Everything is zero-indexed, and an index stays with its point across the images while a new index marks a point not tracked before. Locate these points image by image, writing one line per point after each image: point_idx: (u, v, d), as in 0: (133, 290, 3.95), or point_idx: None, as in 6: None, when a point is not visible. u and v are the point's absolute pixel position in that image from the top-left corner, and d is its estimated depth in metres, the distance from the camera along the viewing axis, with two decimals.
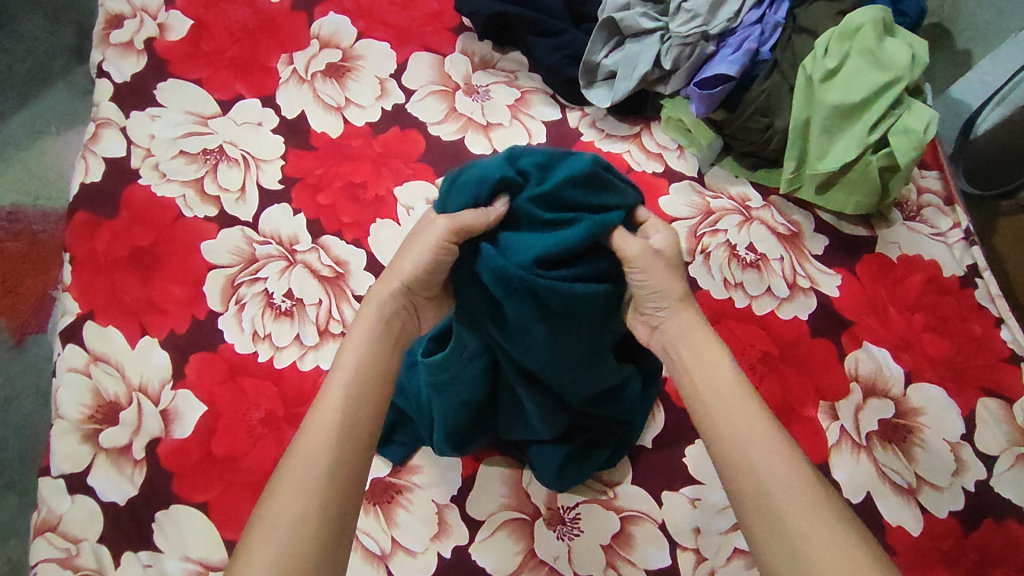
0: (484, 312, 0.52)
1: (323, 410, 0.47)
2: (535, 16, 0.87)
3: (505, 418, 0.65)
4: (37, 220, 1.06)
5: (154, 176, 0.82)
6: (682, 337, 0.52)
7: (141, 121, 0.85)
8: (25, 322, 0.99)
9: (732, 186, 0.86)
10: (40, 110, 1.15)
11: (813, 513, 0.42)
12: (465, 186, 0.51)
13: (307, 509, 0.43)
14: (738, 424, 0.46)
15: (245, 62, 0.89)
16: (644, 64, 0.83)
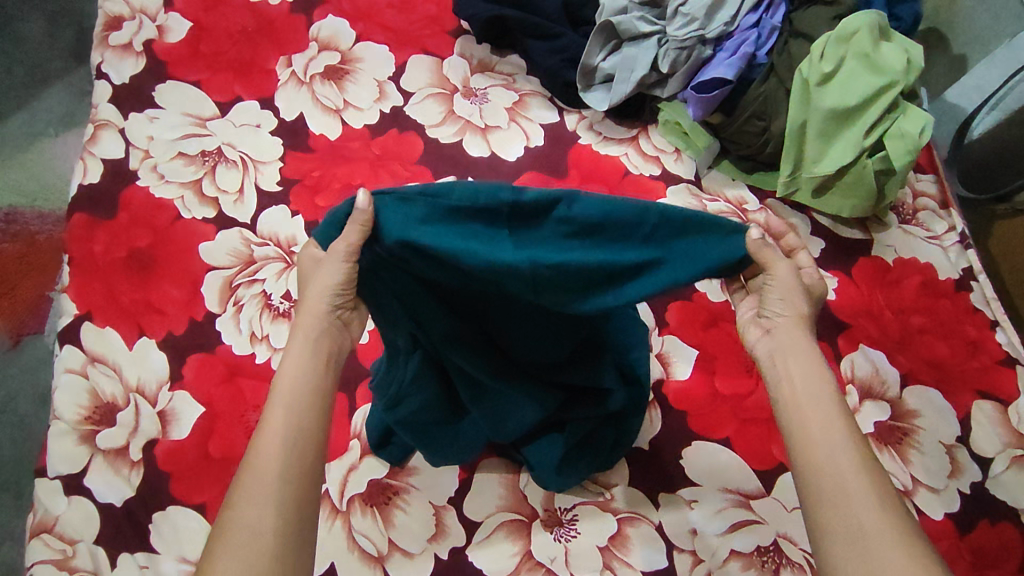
0: (423, 293, 0.50)
1: (268, 428, 0.47)
2: (533, 19, 0.87)
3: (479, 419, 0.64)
4: (34, 221, 1.06)
5: (152, 178, 0.82)
6: (790, 351, 0.50)
7: (140, 123, 0.85)
8: (23, 324, 0.99)
9: (730, 189, 0.87)
10: (39, 111, 1.15)
11: (889, 523, 0.43)
12: (438, 199, 0.44)
13: (265, 523, 0.43)
14: (824, 425, 0.47)
15: (244, 64, 0.89)
16: (641, 68, 0.83)
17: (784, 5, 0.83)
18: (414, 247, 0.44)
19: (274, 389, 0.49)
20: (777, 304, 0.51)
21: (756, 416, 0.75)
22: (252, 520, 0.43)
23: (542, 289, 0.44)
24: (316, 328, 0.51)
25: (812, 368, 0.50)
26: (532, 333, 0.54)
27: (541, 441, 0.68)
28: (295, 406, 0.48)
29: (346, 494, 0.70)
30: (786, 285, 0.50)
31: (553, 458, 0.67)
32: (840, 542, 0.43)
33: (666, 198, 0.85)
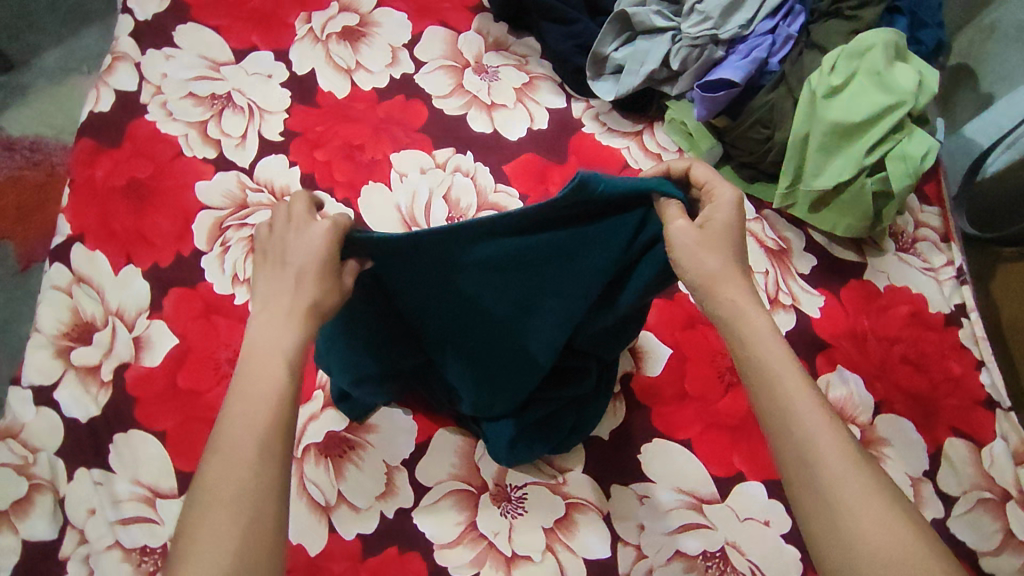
0: (501, 284, 0.53)
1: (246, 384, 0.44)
2: (551, 2, 0.86)
3: (469, 385, 0.64)
4: (56, 152, 1.10)
5: (161, 114, 0.84)
6: (738, 313, 0.50)
7: (156, 59, 0.87)
8: (33, 250, 1.03)
9: None
10: (75, 48, 1.19)
11: (859, 478, 0.43)
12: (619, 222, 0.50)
13: (266, 489, 0.40)
14: (786, 395, 0.46)
15: (265, 15, 0.92)
16: (652, 62, 0.82)
17: (803, 15, 0.82)
18: (582, 250, 0.51)
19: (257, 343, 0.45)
20: (710, 258, 0.49)
21: (722, 421, 0.74)
22: (256, 487, 0.40)
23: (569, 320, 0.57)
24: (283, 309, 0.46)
25: (766, 328, 0.49)
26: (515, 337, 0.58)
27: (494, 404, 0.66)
28: (290, 365, 0.45)
29: (302, 442, 0.70)
30: (691, 251, 0.48)
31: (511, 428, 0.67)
32: (808, 510, 0.44)
33: None
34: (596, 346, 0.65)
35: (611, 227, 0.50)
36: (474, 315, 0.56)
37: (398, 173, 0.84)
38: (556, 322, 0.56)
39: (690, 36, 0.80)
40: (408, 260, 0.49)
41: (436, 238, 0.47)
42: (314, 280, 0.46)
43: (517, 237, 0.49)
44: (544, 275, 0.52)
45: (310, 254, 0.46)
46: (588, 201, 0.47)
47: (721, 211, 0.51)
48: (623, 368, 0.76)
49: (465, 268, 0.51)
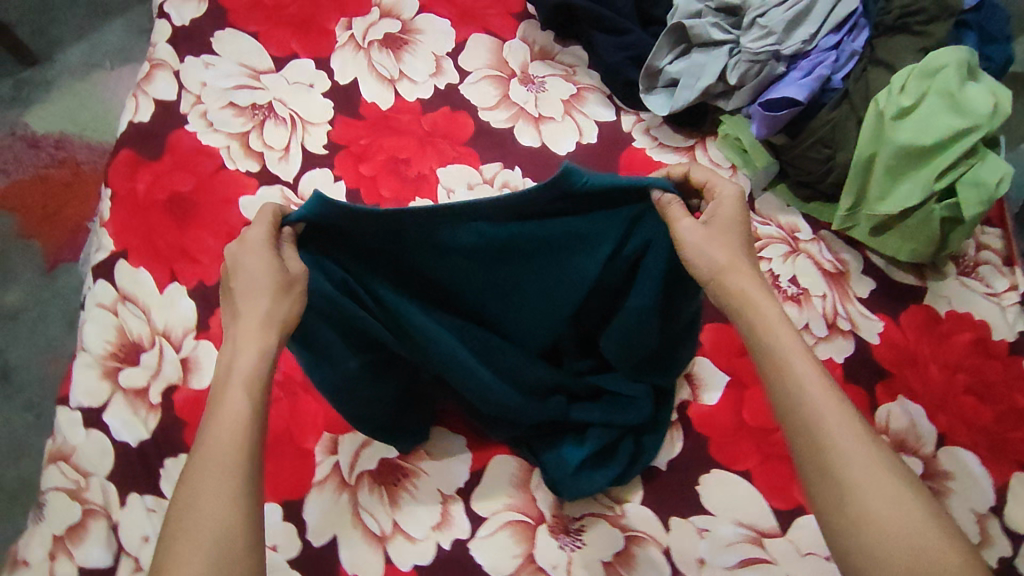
0: (482, 273, 0.60)
1: (219, 414, 0.48)
2: (599, 11, 0.83)
3: (497, 402, 0.65)
4: (81, 151, 1.08)
5: (201, 125, 0.82)
6: (750, 306, 0.52)
7: (195, 67, 0.85)
8: (61, 250, 1.01)
9: (783, 214, 0.84)
10: (98, 43, 1.17)
11: (864, 449, 0.46)
12: (597, 212, 0.57)
13: (233, 516, 0.44)
14: (794, 374, 0.49)
15: (305, 20, 0.89)
16: (708, 77, 0.80)
17: (866, 31, 0.79)
18: (565, 237, 0.59)
19: (233, 371, 0.50)
20: (715, 250, 0.54)
21: (782, 452, 0.72)
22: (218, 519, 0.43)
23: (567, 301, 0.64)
24: (259, 311, 0.51)
25: (776, 316, 0.52)
26: (514, 314, 0.65)
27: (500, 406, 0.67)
28: (250, 387, 0.49)
29: (355, 469, 0.69)
30: (698, 237, 0.54)
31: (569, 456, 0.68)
32: (818, 481, 0.46)
33: None
34: (625, 360, 0.68)
35: (600, 217, 0.57)
36: (463, 296, 0.63)
37: (446, 188, 0.82)
38: (553, 301, 0.64)
39: (751, 52, 0.77)
40: (395, 242, 0.57)
41: (422, 216, 0.54)
42: (268, 289, 0.51)
43: (498, 225, 0.57)
44: (532, 263, 0.61)
45: (256, 265, 0.52)
46: (570, 193, 0.55)
47: (725, 204, 0.56)
48: (680, 397, 0.75)
49: (448, 253, 0.58)
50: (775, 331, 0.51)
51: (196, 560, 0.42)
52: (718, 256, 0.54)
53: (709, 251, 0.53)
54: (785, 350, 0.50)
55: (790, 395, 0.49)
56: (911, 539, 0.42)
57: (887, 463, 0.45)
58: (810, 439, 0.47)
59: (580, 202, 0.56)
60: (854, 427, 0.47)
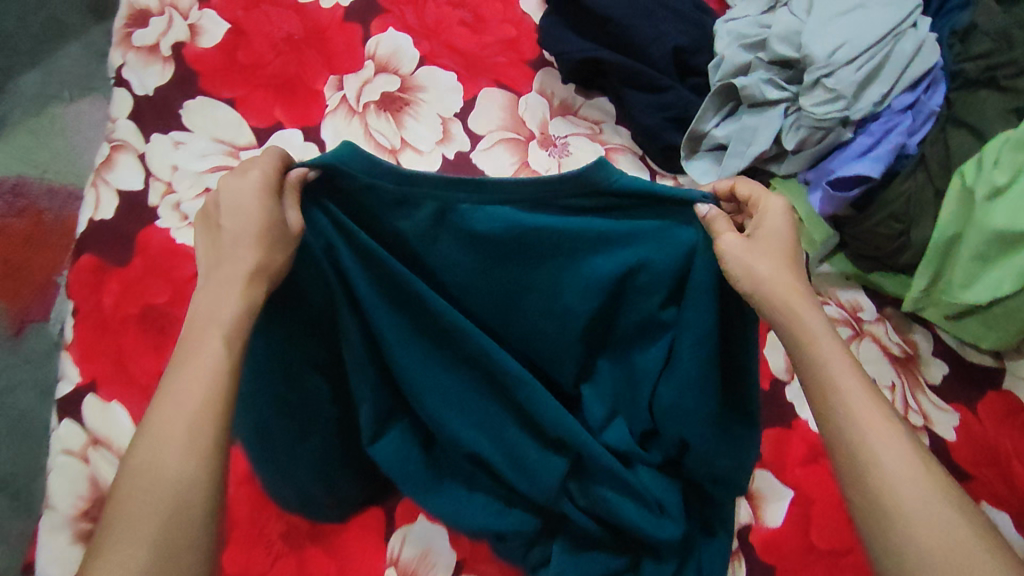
0: (483, 271, 0.53)
1: (185, 367, 0.41)
2: (635, 67, 0.71)
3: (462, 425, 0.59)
4: (44, 198, 0.89)
5: (175, 219, 0.72)
6: (789, 325, 0.46)
7: (163, 147, 0.73)
8: (26, 310, 0.81)
9: (842, 290, 0.75)
10: (54, 69, 0.97)
11: (906, 454, 0.40)
12: (625, 228, 0.50)
13: (177, 500, 0.38)
14: (837, 366, 0.44)
15: (288, 81, 0.78)
16: (761, 142, 0.69)
17: (943, 83, 0.68)
18: (590, 253, 0.51)
19: (201, 318, 0.44)
20: (762, 263, 0.47)
21: None
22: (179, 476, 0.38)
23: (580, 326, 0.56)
24: (229, 287, 0.44)
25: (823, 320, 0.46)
26: (504, 332, 0.58)
27: (457, 429, 0.59)
28: (230, 338, 0.43)
29: None
30: (742, 257, 0.47)
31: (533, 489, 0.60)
32: (851, 475, 0.41)
33: None
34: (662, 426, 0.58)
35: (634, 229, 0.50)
36: (452, 296, 0.56)
37: None
38: (564, 326, 0.56)
39: (814, 117, 0.65)
40: (385, 213, 0.50)
41: (438, 191, 0.48)
42: (257, 245, 0.44)
43: (523, 215, 0.50)
44: (542, 267, 0.53)
45: (248, 216, 0.45)
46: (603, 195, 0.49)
47: (771, 219, 0.49)
48: (740, 519, 0.66)
49: (447, 238, 0.51)
50: (818, 341, 0.45)
51: (150, 526, 0.37)
52: (761, 267, 0.47)
53: (759, 264, 0.47)
54: (822, 353, 0.45)
55: (827, 390, 0.44)
56: (927, 518, 0.38)
57: (910, 440, 0.41)
58: (848, 436, 0.42)
59: (614, 207, 0.50)
60: (878, 410, 0.42)
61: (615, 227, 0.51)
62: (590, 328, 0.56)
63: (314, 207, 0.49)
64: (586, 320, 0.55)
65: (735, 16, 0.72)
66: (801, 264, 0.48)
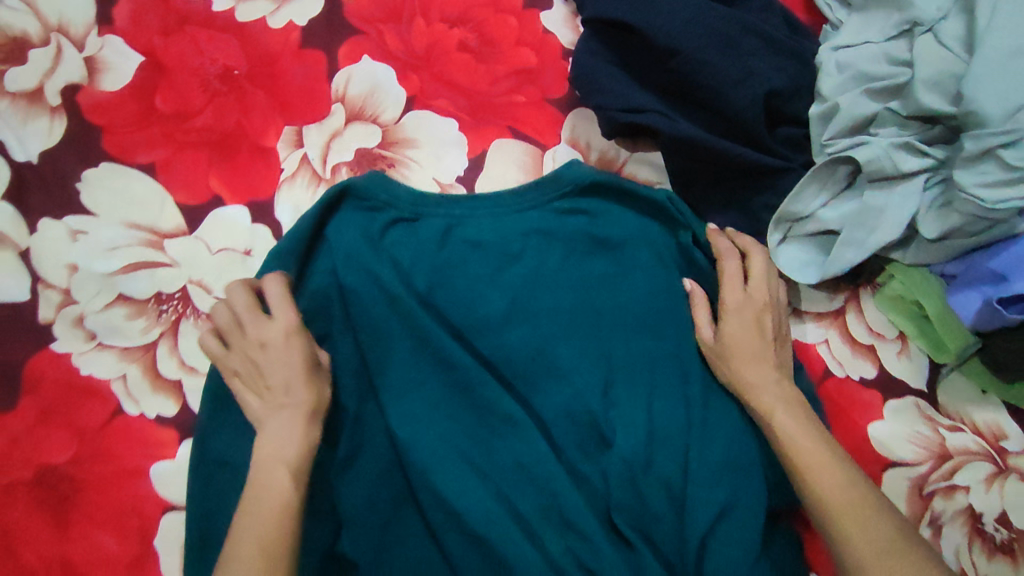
0: (489, 276, 0.53)
1: (257, 491, 0.41)
2: (698, 135, 0.51)
3: (462, 470, 0.49)
4: None
5: (77, 340, 0.52)
6: (787, 430, 0.45)
7: (55, 238, 0.53)
8: None
9: (980, 409, 0.55)
10: None
11: (902, 552, 0.38)
12: (603, 218, 0.55)
13: None
14: (819, 464, 0.42)
15: (227, 135, 0.57)
16: (889, 230, 0.48)
17: None
18: (582, 246, 0.54)
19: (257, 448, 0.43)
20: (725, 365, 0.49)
21: None
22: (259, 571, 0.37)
23: (582, 328, 0.52)
24: (275, 413, 0.45)
25: (808, 429, 0.45)
26: (521, 355, 0.51)
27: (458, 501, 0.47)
28: (295, 473, 0.42)
29: None
30: (749, 350, 0.49)
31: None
32: None
33: (884, 420, 0.54)
34: (670, 449, 0.49)
35: (615, 220, 0.55)
36: (464, 319, 0.52)
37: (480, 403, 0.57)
38: (568, 331, 0.52)
39: (980, 206, 0.45)
40: (405, 218, 0.54)
41: (445, 208, 0.54)
42: (303, 382, 0.46)
43: (520, 214, 0.55)
44: (540, 265, 0.54)
45: (287, 362, 0.46)
46: (572, 191, 0.55)
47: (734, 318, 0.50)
48: None
49: (459, 242, 0.54)
50: (774, 415, 0.46)
51: None
52: (750, 383, 0.48)
53: (750, 360, 0.49)
54: (783, 429, 0.45)
55: (811, 493, 0.42)
56: None
57: (894, 522, 0.40)
58: (837, 539, 0.40)
59: (591, 207, 0.55)
60: (869, 505, 0.40)
61: (595, 223, 0.54)
62: (603, 334, 0.52)
63: (345, 212, 0.54)
64: (588, 317, 0.52)
65: (847, 44, 0.52)
66: (766, 352, 0.49)
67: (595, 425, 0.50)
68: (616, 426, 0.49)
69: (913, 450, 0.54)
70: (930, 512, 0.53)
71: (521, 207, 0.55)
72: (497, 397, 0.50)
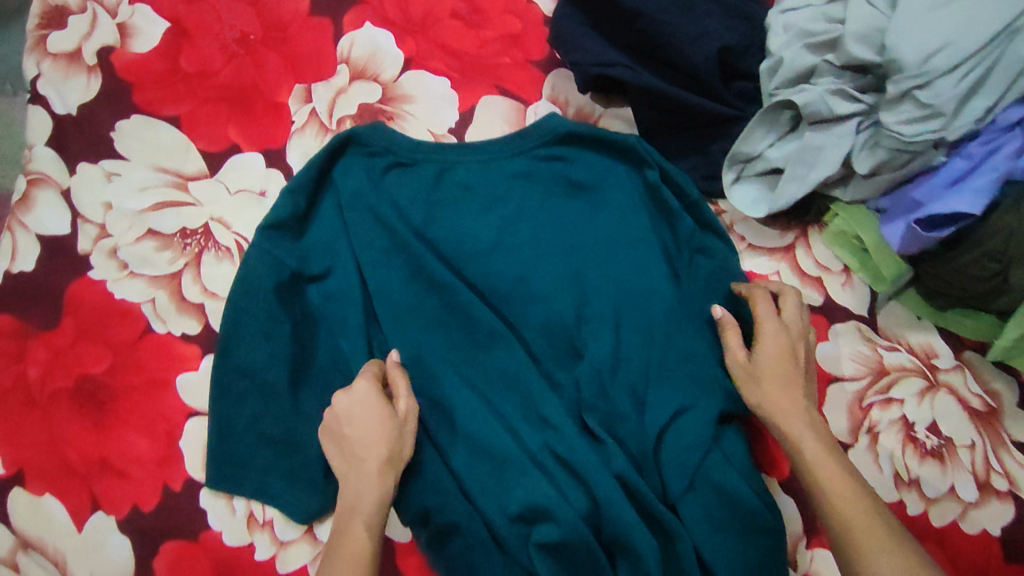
0: (477, 213, 0.60)
1: (338, 543, 0.47)
2: (661, 87, 0.58)
3: (452, 378, 0.56)
4: None
5: (111, 268, 0.59)
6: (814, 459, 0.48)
7: (93, 180, 0.60)
8: None
9: (915, 332, 0.62)
10: None
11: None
12: (580, 164, 0.61)
13: None
14: (842, 495, 0.45)
15: (244, 92, 0.64)
16: (827, 166, 0.55)
17: None
18: (560, 187, 0.61)
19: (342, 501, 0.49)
20: (752, 389, 0.52)
21: None
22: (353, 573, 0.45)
23: (559, 257, 0.58)
24: (359, 467, 0.50)
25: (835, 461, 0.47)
26: (505, 281, 0.58)
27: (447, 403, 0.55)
28: (370, 522, 0.47)
29: None
30: (780, 378, 0.51)
31: (511, 503, 0.52)
32: None
33: (830, 342, 0.61)
34: (635, 359, 0.55)
35: (590, 165, 0.61)
36: (455, 250, 0.59)
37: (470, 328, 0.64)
38: (546, 260, 0.58)
39: (900, 139, 0.52)
40: (403, 163, 0.60)
41: (438, 154, 0.60)
42: (383, 438, 0.50)
43: (505, 160, 0.61)
44: (522, 204, 0.60)
45: (369, 423, 0.51)
46: (553, 140, 0.61)
47: (768, 344, 0.52)
48: None
49: (451, 184, 0.60)
50: (799, 445, 0.49)
51: None
52: (781, 409, 0.50)
53: (778, 387, 0.51)
54: (808, 459, 0.48)
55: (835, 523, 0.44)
56: None
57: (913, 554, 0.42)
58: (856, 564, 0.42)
59: (569, 154, 0.61)
60: (887, 536, 0.43)
61: (572, 167, 0.61)
62: (577, 261, 0.58)
63: (348, 158, 0.60)
64: (564, 248, 0.59)
65: (792, 8, 0.58)
66: (797, 378, 0.52)
67: (570, 339, 0.56)
68: (588, 340, 0.56)
69: (855, 368, 0.61)
70: (869, 422, 0.60)
71: (506, 153, 0.61)
72: (482, 315, 0.57)
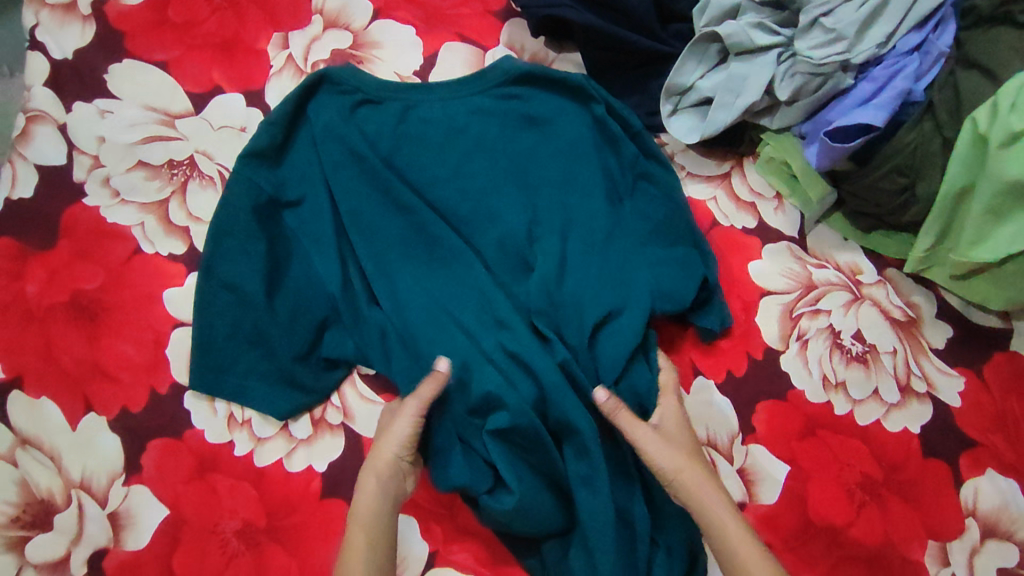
0: (439, 142, 0.65)
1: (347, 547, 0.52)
2: (601, 25, 0.64)
3: (413, 290, 0.61)
4: None
5: (104, 196, 0.65)
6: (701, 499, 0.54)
7: (88, 117, 0.66)
8: None
9: (841, 252, 0.68)
10: None
11: None
12: (535, 101, 0.67)
13: None
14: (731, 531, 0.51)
15: (227, 40, 0.69)
16: (751, 93, 0.61)
17: (955, 20, 0.58)
18: (516, 121, 0.66)
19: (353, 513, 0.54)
20: (660, 459, 0.55)
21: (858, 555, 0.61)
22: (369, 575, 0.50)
23: (514, 183, 0.64)
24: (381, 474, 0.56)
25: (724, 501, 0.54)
26: (464, 204, 0.63)
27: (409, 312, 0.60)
28: (371, 527, 0.53)
29: None
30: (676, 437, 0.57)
31: (467, 397, 0.58)
32: None
33: (762, 260, 0.67)
34: (580, 271, 0.61)
35: (544, 102, 0.67)
36: (418, 177, 0.64)
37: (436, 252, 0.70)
38: (502, 185, 0.63)
39: (811, 62, 0.58)
40: (371, 99, 0.65)
41: (404, 92, 0.65)
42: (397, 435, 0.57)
43: (466, 97, 0.66)
44: (481, 136, 0.65)
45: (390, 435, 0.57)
46: (510, 78, 0.66)
47: (667, 411, 0.59)
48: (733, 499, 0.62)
49: (416, 118, 0.66)
50: (717, 517, 0.52)
51: None
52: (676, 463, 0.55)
53: (677, 445, 0.57)
54: (723, 528, 0.51)
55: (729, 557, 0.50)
56: None
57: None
58: None
59: (524, 93, 0.67)
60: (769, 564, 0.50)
61: (527, 103, 0.66)
62: (531, 186, 0.64)
63: (321, 94, 0.66)
64: (519, 175, 0.64)
65: None
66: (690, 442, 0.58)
67: (522, 254, 0.62)
68: (538, 255, 0.61)
69: (785, 282, 0.66)
70: (798, 330, 0.65)
71: (467, 92, 0.66)
72: (442, 233, 0.62)
